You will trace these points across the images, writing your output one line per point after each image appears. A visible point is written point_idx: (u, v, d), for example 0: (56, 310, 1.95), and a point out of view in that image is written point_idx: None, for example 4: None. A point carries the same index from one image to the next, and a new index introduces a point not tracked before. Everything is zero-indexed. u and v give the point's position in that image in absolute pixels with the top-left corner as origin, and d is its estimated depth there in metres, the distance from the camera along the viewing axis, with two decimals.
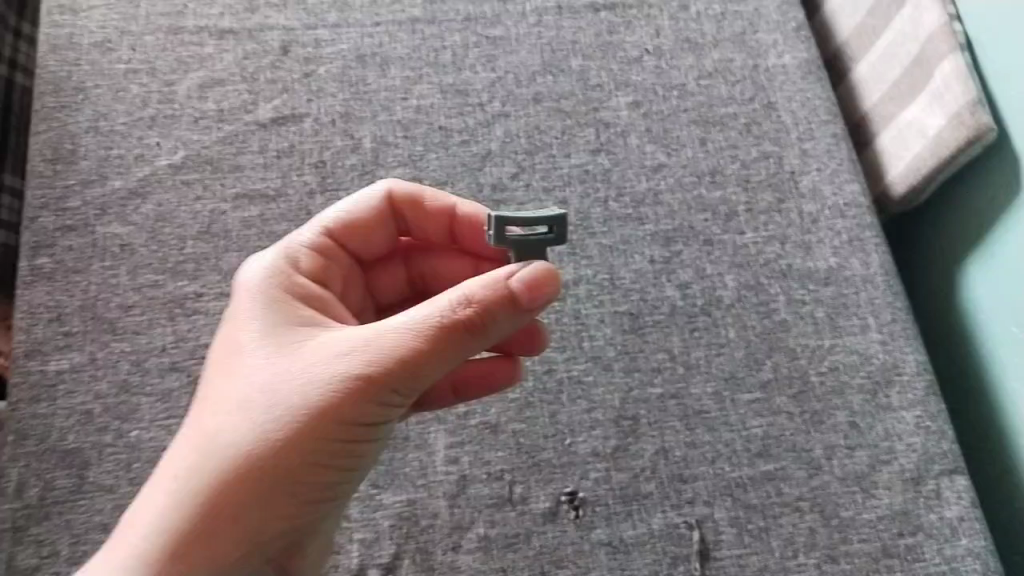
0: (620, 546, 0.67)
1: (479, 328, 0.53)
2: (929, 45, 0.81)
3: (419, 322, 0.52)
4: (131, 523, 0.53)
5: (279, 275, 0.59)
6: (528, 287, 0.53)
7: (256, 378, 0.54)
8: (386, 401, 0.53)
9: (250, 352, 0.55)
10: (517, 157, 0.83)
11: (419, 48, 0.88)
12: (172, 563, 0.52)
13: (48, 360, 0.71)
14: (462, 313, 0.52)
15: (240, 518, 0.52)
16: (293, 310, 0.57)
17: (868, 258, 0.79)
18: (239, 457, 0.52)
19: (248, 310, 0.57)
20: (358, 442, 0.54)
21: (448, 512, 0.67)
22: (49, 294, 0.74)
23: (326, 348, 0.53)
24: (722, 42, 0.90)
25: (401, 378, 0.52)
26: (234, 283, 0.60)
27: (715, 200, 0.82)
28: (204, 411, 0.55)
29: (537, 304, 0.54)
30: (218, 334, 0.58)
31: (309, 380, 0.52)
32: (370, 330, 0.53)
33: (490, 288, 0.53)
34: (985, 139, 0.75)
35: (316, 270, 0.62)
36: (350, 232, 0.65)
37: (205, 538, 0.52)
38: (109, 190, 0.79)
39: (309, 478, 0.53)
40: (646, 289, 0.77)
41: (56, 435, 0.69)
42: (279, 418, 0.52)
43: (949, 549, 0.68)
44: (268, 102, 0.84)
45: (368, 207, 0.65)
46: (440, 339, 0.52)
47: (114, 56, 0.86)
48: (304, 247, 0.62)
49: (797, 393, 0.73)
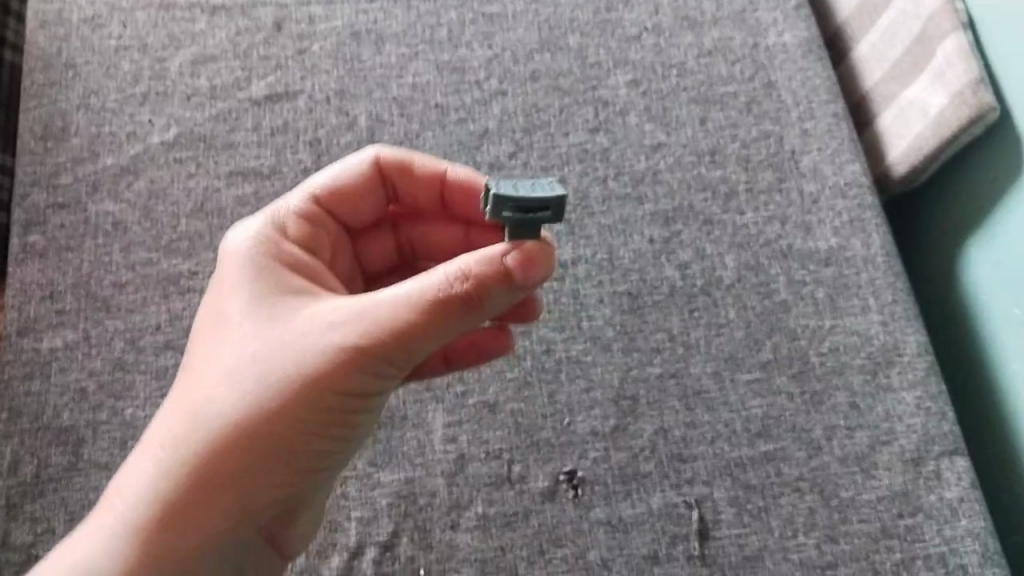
0: (620, 525, 0.67)
1: (477, 303, 0.51)
2: (931, 23, 0.80)
3: (414, 295, 0.50)
4: (118, 492, 0.53)
5: (268, 242, 0.58)
6: (525, 262, 0.51)
7: (246, 347, 0.53)
8: (379, 372, 0.52)
9: (239, 321, 0.54)
10: (515, 135, 0.82)
11: (415, 25, 0.86)
12: (161, 533, 0.51)
13: (40, 339, 0.70)
14: (460, 287, 0.50)
15: (229, 489, 0.52)
16: (283, 278, 0.56)
17: (869, 238, 0.79)
18: (229, 427, 0.51)
19: (236, 277, 0.56)
20: (350, 413, 0.53)
21: (446, 491, 0.67)
22: (41, 271, 0.73)
23: (318, 317, 0.52)
24: (722, 20, 0.89)
25: (396, 350, 0.51)
26: (221, 249, 0.58)
27: (715, 179, 0.81)
28: (192, 379, 0.54)
29: (532, 281, 0.51)
30: (206, 302, 0.57)
31: (300, 350, 0.51)
32: (363, 301, 0.52)
33: (488, 263, 0.50)
34: (987, 118, 0.75)
35: (305, 237, 0.61)
36: (338, 198, 0.64)
37: (194, 509, 0.52)
38: (101, 167, 0.78)
39: (300, 449, 0.52)
40: (646, 269, 0.76)
41: (50, 413, 0.68)
42: (270, 387, 0.51)
43: (949, 529, 0.68)
44: (262, 79, 0.83)
45: (356, 174, 0.64)
46: (436, 314, 0.50)
47: (105, 31, 0.85)
48: (292, 214, 0.61)
49: (797, 373, 0.73)
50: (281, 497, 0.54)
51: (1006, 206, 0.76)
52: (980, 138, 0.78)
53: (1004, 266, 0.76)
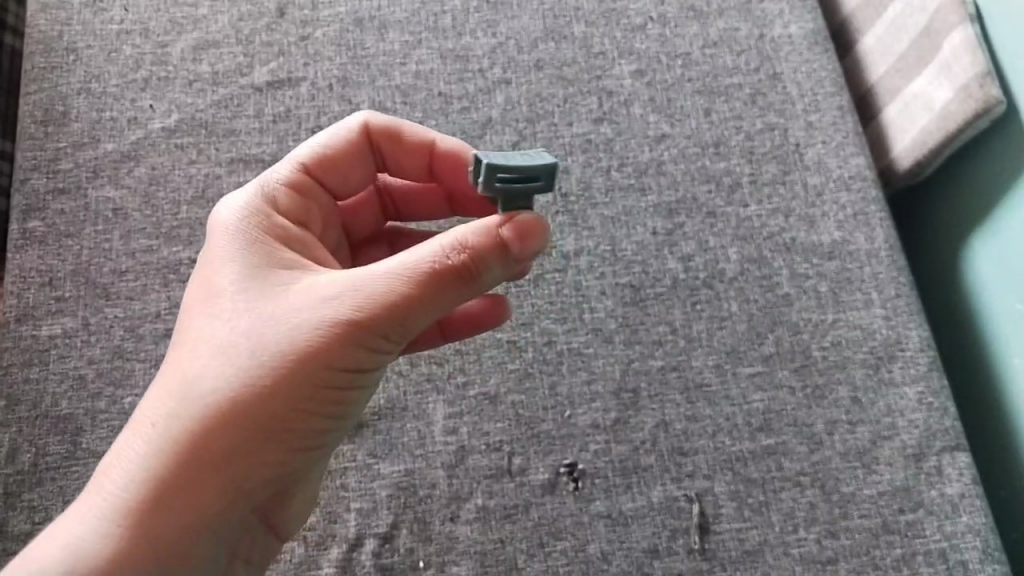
0: (620, 518, 0.66)
1: (471, 274, 0.52)
2: (938, 16, 0.80)
3: (409, 267, 0.51)
4: (110, 471, 0.52)
5: (258, 216, 0.58)
6: (519, 234, 0.52)
7: (238, 322, 0.52)
8: (374, 347, 0.52)
9: (229, 296, 0.53)
10: (518, 125, 0.81)
11: (418, 13, 0.86)
12: (153, 512, 0.51)
13: (40, 325, 0.70)
14: (455, 257, 0.51)
15: (222, 467, 0.51)
16: (274, 253, 0.56)
17: (873, 232, 0.78)
18: (221, 403, 0.51)
19: (225, 252, 0.55)
20: (345, 391, 0.53)
21: (446, 483, 0.67)
22: (40, 258, 0.73)
23: (311, 292, 0.52)
24: (728, 11, 0.88)
25: (391, 322, 0.51)
26: (210, 224, 0.58)
27: (719, 171, 0.80)
28: (182, 355, 0.53)
29: (527, 252, 0.53)
30: (195, 277, 0.56)
31: (294, 324, 0.51)
32: (357, 275, 0.52)
33: (482, 234, 0.52)
34: (993, 112, 0.74)
35: (293, 209, 0.60)
36: (327, 166, 0.63)
37: (187, 487, 0.51)
38: (101, 153, 0.77)
39: (294, 427, 0.52)
40: (648, 261, 0.76)
41: (49, 400, 0.67)
42: (263, 362, 0.51)
43: (950, 525, 0.68)
44: (264, 65, 0.82)
45: (345, 141, 0.64)
46: (431, 285, 0.51)
47: (107, 16, 0.84)
48: (281, 186, 0.60)
49: (799, 367, 0.73)
50: (275, 477, 0.53)
51: (1010, 201, 0.75)
52: (986, 132, 0.78)
53: (1008, 262, 0.76)
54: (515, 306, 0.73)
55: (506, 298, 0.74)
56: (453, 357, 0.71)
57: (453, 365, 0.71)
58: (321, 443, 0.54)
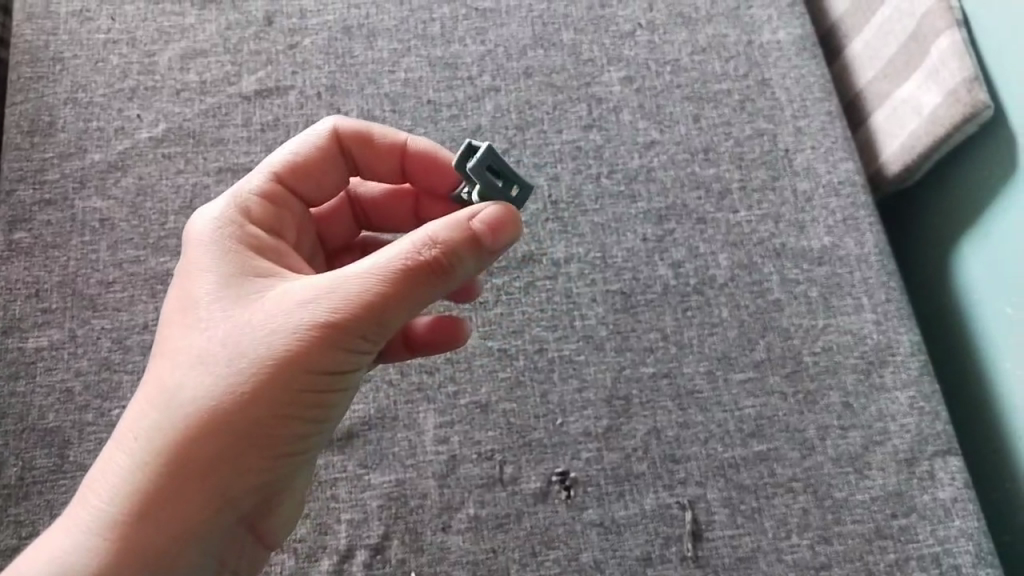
0: (612, 527, 0.66)
1: (446, 267, 0.52)
2: (926, 21, 0.80)
3: (383, 266, 0.51)
4: (93, 487, 0.52)
5: (233, 225, 0.57)
6: (491, 228, 0.52)
7: (215, 331, 0.52)
8: (353, 348, 0.52)
9: (206, 306, 0.53)
10: (508, 132, 0.81)
11: (407, 20, 0.86)
12: (137, 525, 0.50)
13: (26, 338, 0.70)
14: (428, 252, 0.51)
15: (204, 476, 0.50)
16: (249, 261, 0.55)
17: (863, 237, 0.78)
18: (201, 412, 0.50)
19: (201, 262, 0.55)
20: (326, 394, 0.52)
21: (437, 492, 0.66)
22: (27, 269, 0.72)
23: (286, 296, 0.52)
24: (716, 17, 0.88)
25: (368, 322, 0.51)
26: (184, 235, 0.57)
27: (709, 177, 0.80)
28: (162, 367, 0.53)
29: (499, 245, 0.53)
30: (173, 289, 0.56)
31: (272, 330, 0.51)
32: (332, 278, 0.51)
33: (455, 228, 0.52)
34: (981, 116, 0.74)
35: (268, 218, 0.59)
36: (299, 173, 0.62)
37: (170, 498, 0.50)
38: (88, 163, 0.77)
39: (276, 432, 0.51)
40: (639, 267, 0.76)
41: (36, 413, 0.67)
42: (242, 369, 0.50)
43: (943, 530, 0.67)
44: (252, 74, 0.82)
45: (317, 147, 0.63)
46: (405, 282, 0.51)
47: (93, 26, 0.83)
48: (254, 195, 0.59)
49: (790, 373, 0.72)
50: (259, 484, 0.52)
51: (1001, 202, 0.75)
52: (977, 135, 0.77)
53: (999, 263, 0.76)
54: (506, 314, 0.73)
55: (497, 306, 0.73)
56: (444, 366, 0.71)
57: (443, 374, 0.70)
58: (304, 447, 0.54)
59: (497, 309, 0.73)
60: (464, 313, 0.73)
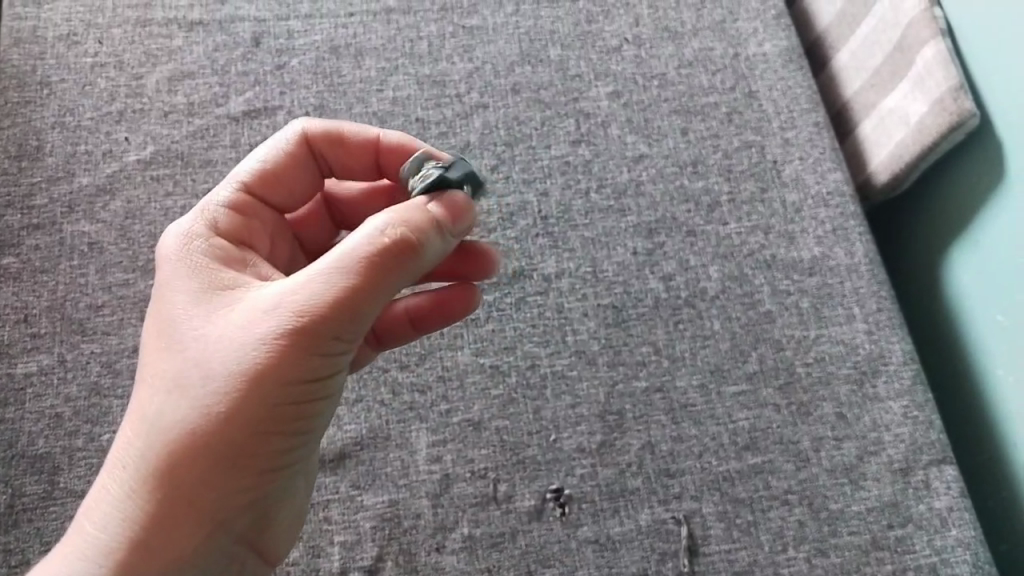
0: (608, 543, 0.66)
1: (411, 255, 0.51)
2: (910, 31, 0.80)
3: (347, 262, 0.50)
4: (88, 515, 0.52)
5: (201, 242, 0.57)
6: (449, 214, 0.54)
7: (189, 349, 0.52)
8: (329, 351, 0.51)
9: (182, 325, 0.53)
10: (496, 148, 0.81)
11: (394, 39, 0.86)
12: (132, 552, 0.50)
13: (16, 363, 0.69)
14: (391, 248, 0.50)
15: (193, 496, 0.50)
16: (217, 276, 0.55)
17: (852, 248, 0.79)
18: (181, 432, 0.50)
19: (172, 284, 0.55)
20: (309, 400, 0.52)
21: (431, 512, 0.66)
22: (16, 294, 0.72)
23: (255, 307, 0.51)
24: (702, 31, 0.89)
25: (340, 322, 0.50)
26: (155, 257, 0.57)
27: (698, 190, 0.80)
28: (142, 391, 0.53)
29: (457, 230, 0.54)
30: (148, 312, 0.55)
31: (243, 343, 0.50)
32: (298, 281, 0.51)
33: (416, 215, 0.52)
34: (967, 125, 0.75)
35: (238, 231, 0.59)
36: (268, 182, 0.62)
37: (162, 521, 0.50)
38: (76, 187, 0.76)
39: (259, 445, 0.51)
40: (630, 281, 0.76)
41: (25, 439, 0.66)
42: (219, 386, 0.50)
43: (939, 540, 0.67)
44: (240, 95, 0.82)
45: (286, 154, 0.63)
46: (372, 276, 0.50)
47: (81, 49, 0.83)
48: (221, 207, 0.59)
49: (784, 385, 0.72)
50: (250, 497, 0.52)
51: (990, 206, 0.76)
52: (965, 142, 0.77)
53: (990, 267, 0.76)
54: (497, 330, 0.73)
55: (489, 321, 0.73)
56: (437, 384, 0.70)
57: (436, 392, 0.70)
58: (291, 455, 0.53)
59: (489, 325, 0.73)
60: (455, 329, 0.72)
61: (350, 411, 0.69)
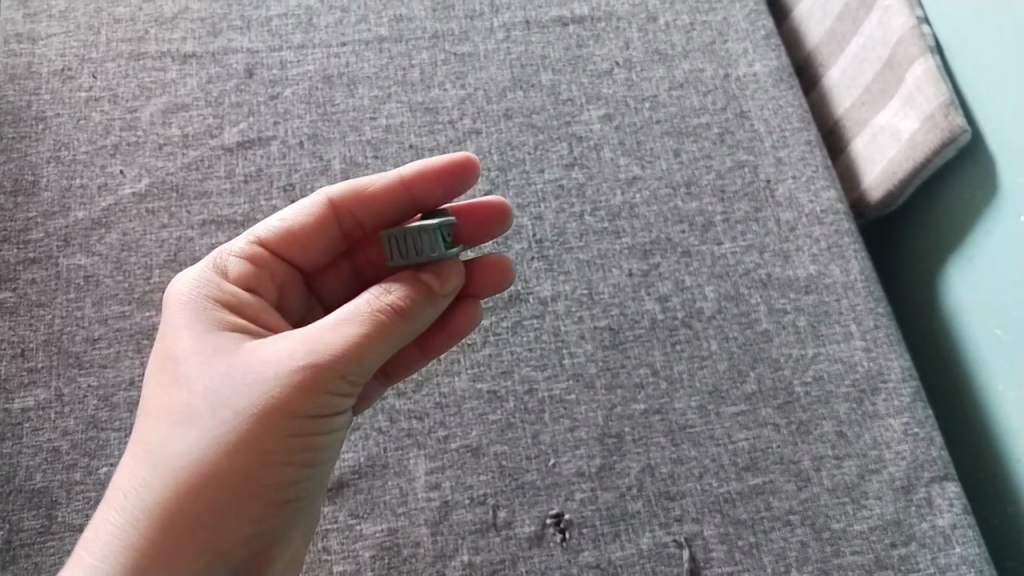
0: (609, 568, 0.65)
1: (407, 313, 0.54)
2: (900, 48, 0.81)
3: (353, 314, 0.53)
4: (91, 542, 0.51)
5: (210, 287, 0.58)
6: (438, 276, 0.56)
7: (197, 384, 0.52)
8: (335, 393, 0.52)
9: (191, 364, 0.54)
10: (490, 173, 0.81)
11: (387, 67, 0.86)
12: None
13: (12, 398, 0.69)
14: (387, 299, 0.54)
15: (195, 527, 0.50)
16: (226, 318, 0.56)
17: (848, 265, 0.79)
18: (190, 465, 0.50)
19: (182, 322, 0.56)
20: (312, 443, 0.52)
21: (430, 540, 0.65)
22: (12, 329, 0.72)
23: (264, 347, 0.53)
24: (692, 53, 0.90)
25: (346, 366, 0.52)
26: (165, 299, 0.59)
27: (692, 211, 0.81)
28: (147, 430, 0.53)
29: (447, 289, 0.57)
30: (154, 353, 0.57)
31: (253, 382, 0.51)
32: (310, 327, 0.52)
33: (407, 278, 0.56)
34: (958, 141, 0.75)
35: (250, 281, 0.61)
36: (287, 241, 0.63)
37: (164, 551, 0.50)
38: (72, 221, 0.76)
39: (263, 481, 0.51)
40: (626, 303, 0.76)
41: (23, 475, 0.66)
42: (228, 421, 0.51)
43: (943, 558, 0.67)
44: (235, 126, 0.82)
45: (307, 215, 0.63)
46: (377, 327, 0.53)
47: (75, 84, 0.83)
48: (235, 256, 0.61)
49: (782, 404, 0.72)
50: (255, 535, 0.52)
51: (994, 208, 0.75)
52: (968, 143, 0.76)
53: (991, 277, 0.75)
54: (494, 354, 0.72)
55: (485, 344, 0.73)
56: (434, 411, 0.70)
57: (434, 418, 0.69)
58: (300, 497, 0.53)
59: (486, 350, 0.73)
60: (453, 355, 0.72)
61: (348, 439, 0.68)
